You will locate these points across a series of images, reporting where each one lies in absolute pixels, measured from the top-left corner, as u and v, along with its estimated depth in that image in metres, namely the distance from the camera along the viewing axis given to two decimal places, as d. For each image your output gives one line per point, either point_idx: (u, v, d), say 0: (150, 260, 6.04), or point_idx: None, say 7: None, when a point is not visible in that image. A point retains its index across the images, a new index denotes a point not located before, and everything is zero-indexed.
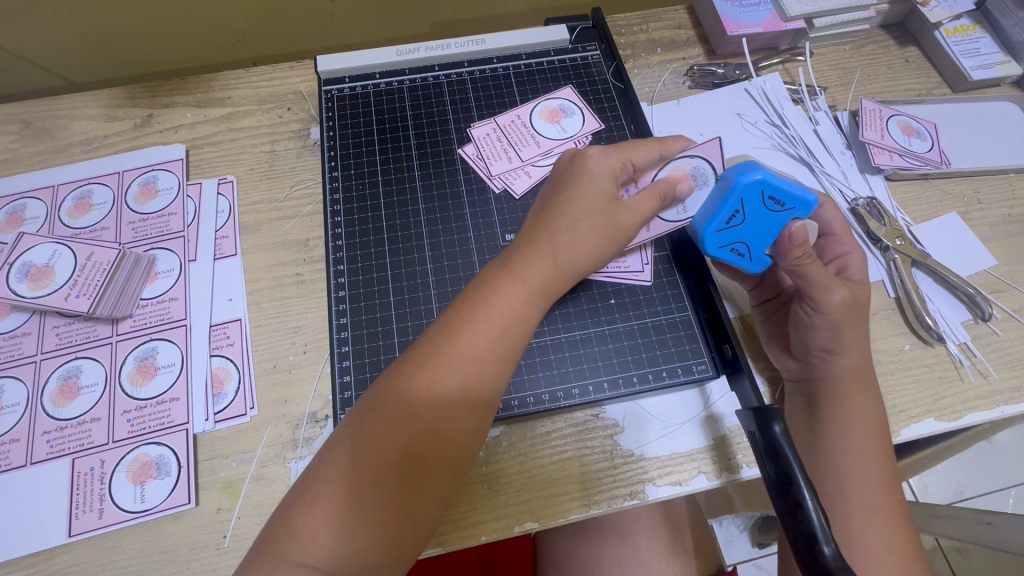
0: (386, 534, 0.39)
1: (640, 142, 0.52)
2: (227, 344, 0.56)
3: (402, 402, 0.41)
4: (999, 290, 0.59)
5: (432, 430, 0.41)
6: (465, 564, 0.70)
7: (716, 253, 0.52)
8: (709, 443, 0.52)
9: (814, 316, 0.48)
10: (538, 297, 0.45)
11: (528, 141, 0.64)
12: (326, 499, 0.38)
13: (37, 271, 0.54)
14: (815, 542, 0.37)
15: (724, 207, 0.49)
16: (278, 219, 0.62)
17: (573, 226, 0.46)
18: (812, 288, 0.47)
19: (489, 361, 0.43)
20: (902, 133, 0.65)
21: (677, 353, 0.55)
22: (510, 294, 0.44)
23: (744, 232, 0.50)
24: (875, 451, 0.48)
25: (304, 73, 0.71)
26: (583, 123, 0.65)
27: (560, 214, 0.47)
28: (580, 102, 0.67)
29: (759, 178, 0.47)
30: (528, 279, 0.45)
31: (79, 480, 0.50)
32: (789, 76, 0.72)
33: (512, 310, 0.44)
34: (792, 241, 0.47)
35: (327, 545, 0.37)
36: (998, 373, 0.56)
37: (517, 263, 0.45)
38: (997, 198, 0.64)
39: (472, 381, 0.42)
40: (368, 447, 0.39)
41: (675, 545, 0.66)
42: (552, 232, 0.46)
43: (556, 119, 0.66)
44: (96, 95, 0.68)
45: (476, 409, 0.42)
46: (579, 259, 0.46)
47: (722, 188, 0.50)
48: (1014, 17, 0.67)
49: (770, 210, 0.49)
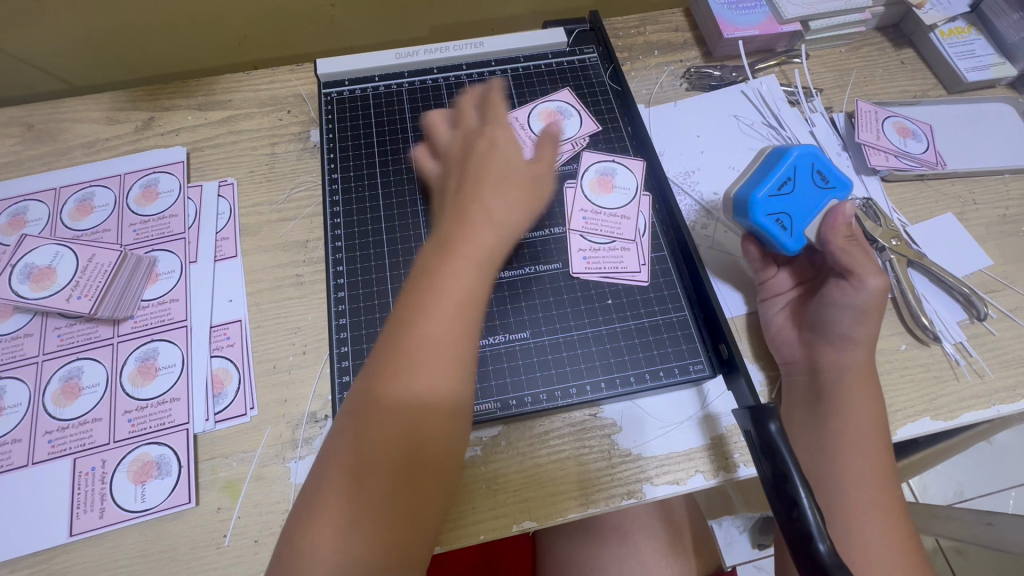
0: (388, 538, 0.39)
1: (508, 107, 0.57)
2: (228, 345, 0.56)
3: (374, 402, 0.41)
4: (995, 290, 0.60)
5: (408, 427, 0.40)
6: (469, 563, 0.72)
7: (762, 221, 0.52)
8: (707, 442, 0.53)
9: (847, 295, 0.49)
10: (484, 264, 0.45)
11: (526, 142, 0.64)
12: (324, 513, 0.39)
13: (39, 272, 0.55)
14: (811, 539, 0.38)
15: (779, 171, 0.52)
16: (278, 221, 0.63)
17: (498, 188, 0.49)
18: (857, 267, 0.49)
19: (452, 346, 0.42)
20: (898, 134, 0.66)
21: (674, 353, 0.55)
22: (456, 269, 0.44)
23: (791, 202, 0.52)
24: (871, 450, 0.48)
25: (304, 76, 0.71)
26: (580, 125, 0.65)
27: (484, 181, 0.49)
28: (577, 104, 0.67)
29: (809, 152, 0.52)
30: (472, 250, 0.45)
31: (79, 480, 0.50)
32: (785, 78, 0.72)
33: (460, 285, 0.44)
34: (841, 217, 0.51)
35: (330, 558, 0.38)
36: (994, 372, 0.56)
37: (454, 235, 0.45)
38: (993, 199, 0.64)
39: (440, 372, 0.41)
40: (351, 455, 0.40)
41: (674, 545, 0.66)
42: (483, 202, 0.47)
43: (553, 121, 0.66)
44: (97, 99, 0.69)
45: (446, 393, 0.42)
46: (514, 216, 0.48)
47: (771, 160, 0.53)
48: (1008, 19, 0.68)
49: (816, 184, 0.52)
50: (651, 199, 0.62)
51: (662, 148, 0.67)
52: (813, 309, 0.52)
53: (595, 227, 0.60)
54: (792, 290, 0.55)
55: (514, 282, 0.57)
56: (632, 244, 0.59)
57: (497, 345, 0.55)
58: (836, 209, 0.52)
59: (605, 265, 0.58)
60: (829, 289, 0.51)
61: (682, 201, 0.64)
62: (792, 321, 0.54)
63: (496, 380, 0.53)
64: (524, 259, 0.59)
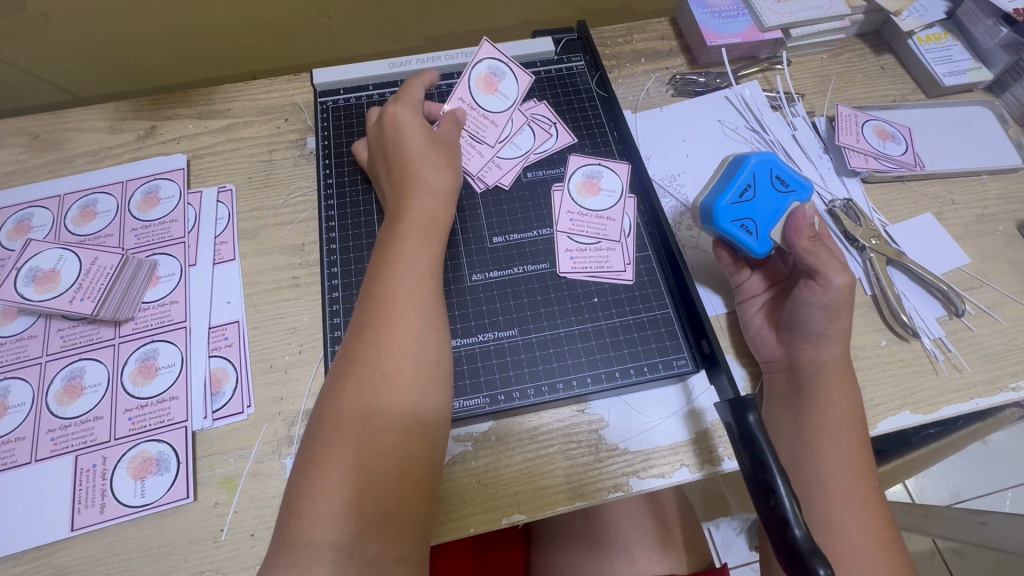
0: (386, 490, 0.41)
1: (410, 86, 0.63)
2: (226, 345, 0.58)
3: (358, 363, 0.44)
4: (973, 287, 0.61)
5: (392, 381, 0.44)
6: (460, 565, 0.68)
7: (727, 228, 0.54)
8: (692, 436, 0.54)
9: (816, 295, 0.50)
10: (430, 231, 0.52)
11: (482, 122, 0.65)
12: (322, 473, 0.41)
13: (43, 275, 0.56)
14: (787, 525, 0.39)
15: (737, 179, 0.54)
16: (276, 226, 0.65)
17: (428, 163, 0.55)
18: (821, 266, 0.50)
19: (421, 305, 0.47)
20: (877, 137, 0.67)
21: (658, 348, 0.56)
22: (410, 238, 0.50)
23: (754, 207, 0.54)
24: (849, 440, 0.50)
25: (300, 85, 0.74)
26: (516, 82, 0.66)
27: (414, 160, 0.55)
28: (502, 58, 0.67)
29: (766, 159, 0.54)
30: (419, 221, 0.52)
31: (81, 476, 0.52)
32: (767, 84, 0.74)
33: (413, 249, 0.50)
34: (803, 220, 0.52)
35: (331, 513, 0.39)
36: (972, 367, 0.57)
37: (401, 216, 0.52)
38: (971, 199, 0.66)
39: (415, 329, 0.46)
40: (341, 416, 0.43)
41: (663, 540, 0.67)
42: (420, 180, 0.54)
43: (493, 87, 0.66)
44: (100, 109, 0.71)
45: (422, 344, 0.46)
46: (443, 187, 0.55)
47: (732, 169, 0.56)
48: (982, 26, 0.70)
49: (777, 189, 0.54)
50: (635, 199, 0.64)
51: (648, 153, 0.69)
52: (787, 308, 0.53)
53: (580, 228, 0.62)
54: (766, 291, 0.57)
55: (502, 282, 0.59)
56: (618, 245, 0.61)
57: (485, 342, 0.56)
58: (797, 210, 0.52)
59: (591, 266, 0.60)
60: (799, 289, 0.52)
61: (666, 203, 0.66)
62: (769, 322, 0.55)
63: (484, 377, 0.55)
64: (512, 259, 0.61)
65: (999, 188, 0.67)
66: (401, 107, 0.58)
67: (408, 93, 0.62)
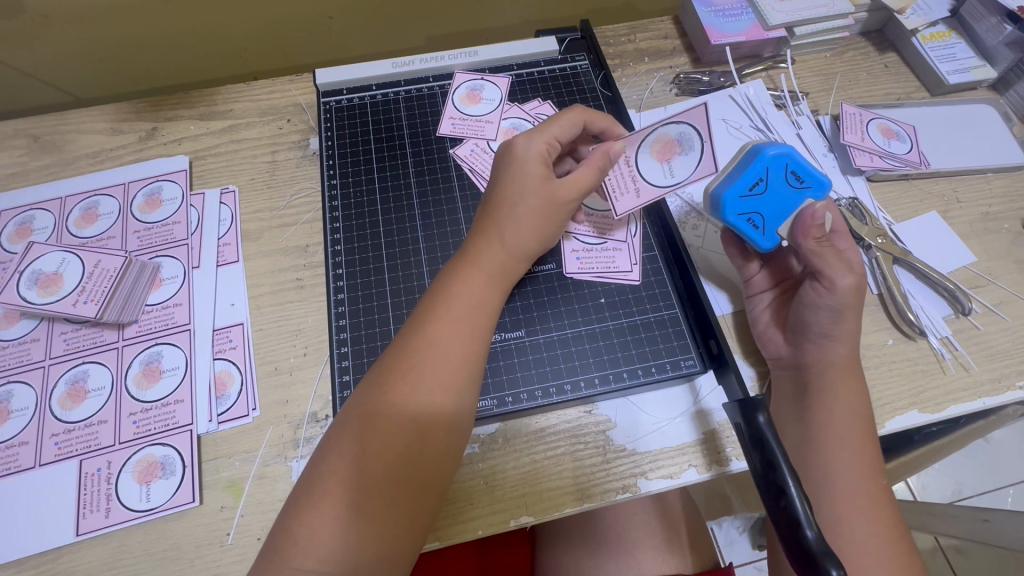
0: (380, 529, 0.41)
1: (564, 114, 0.55)
2: (231, 347, 0.58)
3: (373, 395, 0.44)
4: (979, 285, 0.61)
5: (403, 427, 0.43)
6: (464, 565, 0.68)
7: (732, 220, 0.53)
8: (699, 437, 0.54)
9: (823, 297, 0.50)
10: (493, 283, 0.50)
11: (627, 184, 0.56)
12: (320, 502, 0.41)
13: (46, 279, 0.56)
14: (799, 526, 0.39)
15: (748, 174, 0.51)
16: (279, 227, 0.64)
17: (516, 216, 0.51)
18: (825, 268, 0.49)
19: (447, 360, 0.45)
20: (882, 135, 0.67)
21: (665, 349, 0.56)
22: (469, 283, 0.49)
23: (764, 203, 0.52)
24: (857, 440, 0.49)
25: (303, 86, 0.73)
26: (694, 168, 0.53)
27: (504, 206, 0.51)
28: (705, 132, 0.52)
29: (785, 152, 0.50)
30: (487, 270, 0.50)
31: (86, 480, 0.51)
32: (771, 82, 0.74)
33: (474, 295, 0.48)
34: (813, 220, 0.50)
35: (326, 548, 0.39)
36: (978, 365, 0.57)
37: (471, 258, 0.50)
38: (976, 197, 0.66)
39: (437, 384, 0.44)
40: (349, 449, 0.42)
41: (669, 541, 0.66)
42: (500, 228, 0.51)
43: (667, 155, 0.55)
44: (101, 110, 0.71)
45: (451, 391, 0.45)
46: (521, 247, 0.52)
47: (748, 158, 0.52)
48: (986, 23, 0.70)
49: (791, 186, 0.51)
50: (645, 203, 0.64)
51: None
52: (792, 309, 0.53)
53: (588, 227, 0.61)
54: (773, 289, 0.57)
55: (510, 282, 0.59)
56: (624, 245, 0.61)
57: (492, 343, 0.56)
58: (807, 209, 0.50)
59: (598, 266, 0.60)
60: (804, 290, 0.52)
61: (672, 202, 0.66)
62: (776, 321, 0.55)
63: (493, 378, 0.55)
64: None
65: (1004, 186, 0.67)
66: (532, 145, 0.52)
67: (557, 124, 0.54)
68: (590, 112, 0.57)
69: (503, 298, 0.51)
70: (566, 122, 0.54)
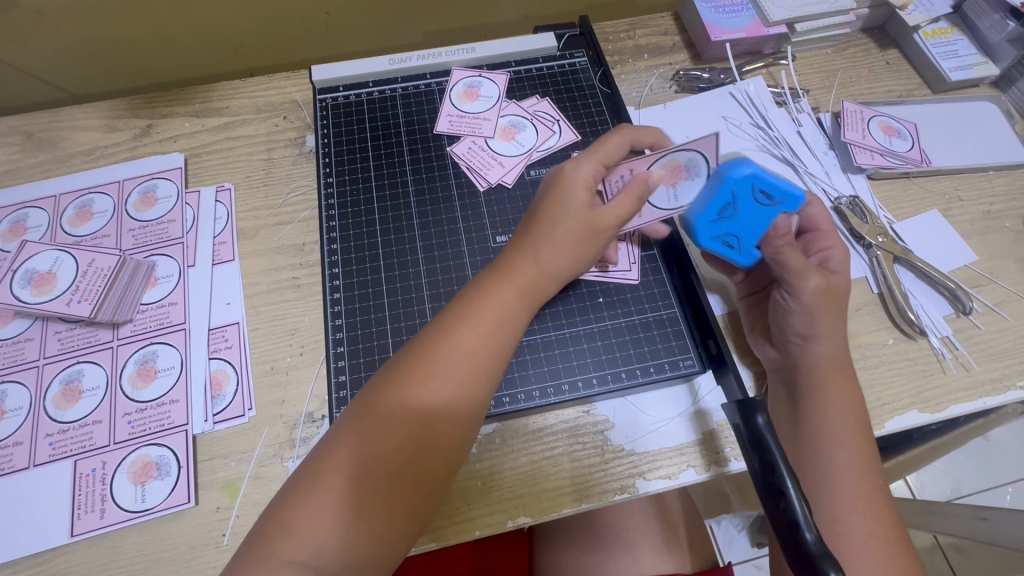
0: (377, 528, 0.41)
1: (611, 137, 0.54)
2: (226, 347, 0.57)
3: (389, 395, 0.43)
4: (980, 284, 0.61)
5: (414, 432, 0.42)
6: (461, 565, 0.67)
7: (708, 244, 0.54)
8: (698, 437, 0.54)
9: (792, 302, 0.50)
10: (524, 301, 0.49)
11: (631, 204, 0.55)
12: (321, 493, 0.40)
13: (40, 278, 0.56)
14: (798, 529, 0.39)
15: (715, 199, 0.52)
16: (275, 225, 0.64)
17: (552, 233, 0.49)
18: (791, 274, 0.50)
19: (470, 371, 0.44)
20: (883, 133, 0.67)
21: (664, 349, 0.56)
22: (500, 296, 0.47)
23: (736, 224, 0.52)
24: (856, 440, 0.49)
25: (299, 82, 0.73)
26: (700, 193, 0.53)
27: (543, 218, 0.50)
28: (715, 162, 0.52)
29: (751, 171, 0.50)
30: (520, 285, 0.48)
31: (80, 481, 0.51)
32: (772, 79, 0.74)
33: (502, 309, 0.47)
34: (775, 229, 0.50)
35: (319, 543, 0.39)
36: (979, 365, 0.57)
37: (505, 270, 0.49)
38: (977, 195, 0.66)
39: (457, 396, 0.44)
40: (359, 445, 0.41)
41: (668, 541, 0.66)
42: (536, 241, 0.49)
43: (674, 179, 0.53)
44: (96, 107, 0.70)
45: (468, 409, 0.44)
46: (556, 266, 0.50)
47: (715, 180, 0.52)
48: (989, 20, 0.69)
49: (760, 203, 0.51)
50: None
51: None
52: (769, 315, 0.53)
53: None
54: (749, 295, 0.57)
55: None
56: (622, 244, 0.60)
57: None
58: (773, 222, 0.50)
59: (597, 265, 0.59)
60: (775, 295, 0.52)
61: None
62: (755, 328, 0.56)
63: None
64: None
65: (1005, 184, 0.66)
66: (581, 167, 0.51)
67: (604, 149, 0.53)
68: (638, 132, 0.56)
69: (530, 314, 0.50)
70: (615, 145, 0.53)
